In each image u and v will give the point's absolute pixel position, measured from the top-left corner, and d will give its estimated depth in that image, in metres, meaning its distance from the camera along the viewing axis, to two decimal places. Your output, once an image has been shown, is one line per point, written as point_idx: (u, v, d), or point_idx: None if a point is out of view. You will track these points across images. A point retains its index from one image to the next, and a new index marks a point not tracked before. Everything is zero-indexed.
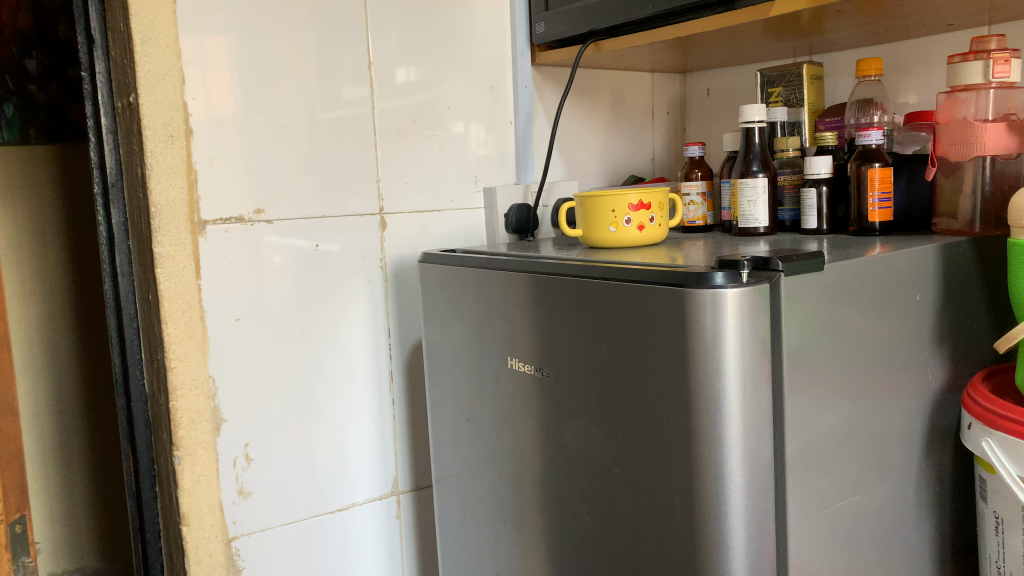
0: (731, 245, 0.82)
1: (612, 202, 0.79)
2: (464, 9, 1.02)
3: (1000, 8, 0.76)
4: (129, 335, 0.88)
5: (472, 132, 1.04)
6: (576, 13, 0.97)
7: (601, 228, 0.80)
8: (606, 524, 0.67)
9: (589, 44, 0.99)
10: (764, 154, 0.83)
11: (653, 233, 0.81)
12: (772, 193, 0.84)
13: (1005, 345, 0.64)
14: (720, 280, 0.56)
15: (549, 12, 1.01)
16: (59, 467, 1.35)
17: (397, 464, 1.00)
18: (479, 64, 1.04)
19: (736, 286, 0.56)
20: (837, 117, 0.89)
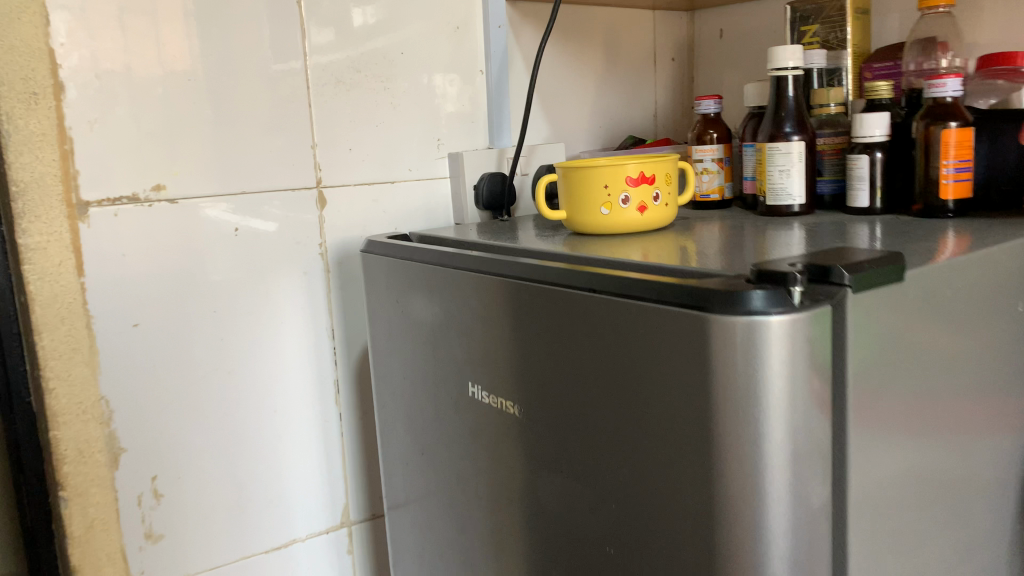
0: (758, 230, 0.65)
1: (603, 175, 0.61)
2: None
3: None
4: None
5: (434, 84, 0.84)
6: None
7: (589, 210, 0.62)
8: None
9: None
10: (800, 112, 0.65)
11: (657, 216, 0.62)
12: (810, 162, 0.65)
13: None
14: (759, 303, 0.38)
15: None
16: None
17: (347, 490, 0.84)
18: None
19: (783, 311, 0.38)
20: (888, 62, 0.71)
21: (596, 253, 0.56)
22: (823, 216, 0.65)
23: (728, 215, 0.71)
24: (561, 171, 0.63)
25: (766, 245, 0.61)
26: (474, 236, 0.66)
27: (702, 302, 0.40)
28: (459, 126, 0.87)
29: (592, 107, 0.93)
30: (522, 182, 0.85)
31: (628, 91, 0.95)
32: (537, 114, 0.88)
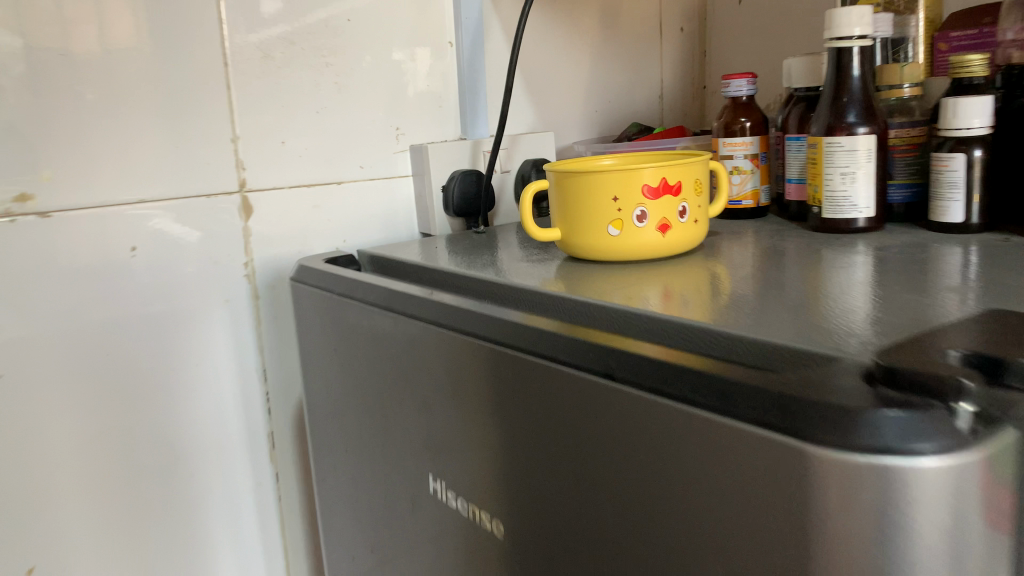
0: (809, 248, 0.49)
1: (612, 184, 0.45)
2: None
3: None
4: None
5: (390, 57, 0.67)
6: None
7: (592, 230, 0.46)
8: None
9: None
10: (869, 96, 0.49)
11: (684, 237, 0.46)
12: (882, 161, 0.50)
13: None
14: (891, 436, 0.23)
15: None
16: None
17: (287, 562, 0.69)
18: None
19: (936, 450, 0.22)
20: (971, 33, 0.55)
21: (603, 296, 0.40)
22: (895, 235, 0.49)
23: (764, 230, 0.55)
24: (553, 175, 0.47)
25: (824, 270, 0.46)
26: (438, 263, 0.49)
27: (798, 424, 0.24)
28: (422, 110, 0.70)
29: (587, 88, 0.76)
30: (502, 182, 0.69)
31: (628, 68, 0.79)
32: (520, 98, 0.72)
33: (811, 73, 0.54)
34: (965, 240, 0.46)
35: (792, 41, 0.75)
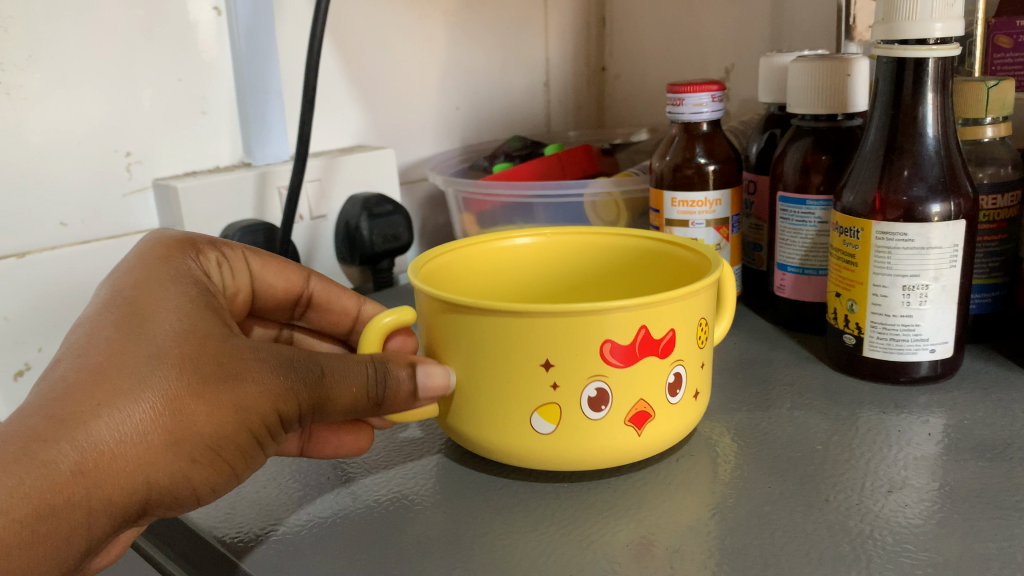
0: (836, 412, 0.28)
1: (538, 344, 0.22)
2: None
3: None
4: None
5: (113, 30, 0.38)
6: None
7: (501, 420, 0.24)
8: None
9: None
10: (950, 153, 0.28)
11: (674, 427, 0.24)
12: (971, 264, 0.29)
13: None
14: None
15: None
16: None
17: None
18: None
19: None
20: None
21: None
22: (975, 389, 0.29)
23: (741, 353, 0.34)
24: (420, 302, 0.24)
25: (849, 457, 0.25)
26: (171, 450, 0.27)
27: None
28: (171, 121, 0.41)
29: (438, 77, 0.51)
30: (316, 236, 0.44)
31: (497, 45, 0.54)
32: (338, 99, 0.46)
33: (823, 91, 0.32)
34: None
35: (724, 13, 0.52)
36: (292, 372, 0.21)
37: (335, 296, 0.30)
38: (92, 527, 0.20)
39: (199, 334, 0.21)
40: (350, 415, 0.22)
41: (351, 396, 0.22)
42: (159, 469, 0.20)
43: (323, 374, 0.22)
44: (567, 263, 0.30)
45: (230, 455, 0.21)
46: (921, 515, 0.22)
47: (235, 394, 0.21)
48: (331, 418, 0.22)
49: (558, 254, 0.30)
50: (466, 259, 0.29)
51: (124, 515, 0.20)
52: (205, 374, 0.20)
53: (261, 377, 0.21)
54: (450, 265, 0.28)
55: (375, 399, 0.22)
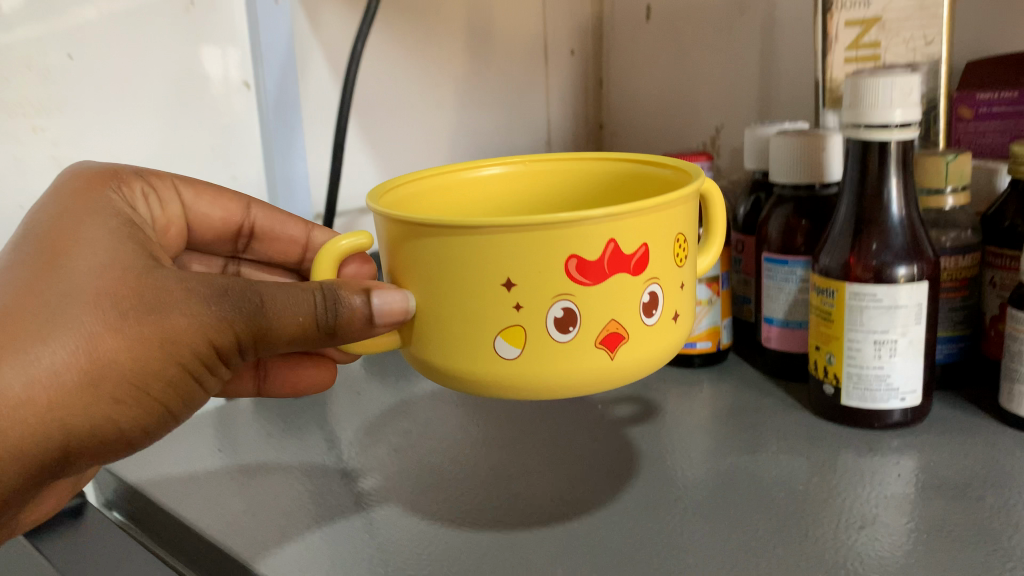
0: (817, 455, 0.31)
1: (499, 258, 0.21)
2: None
3: None
4: None
5: (151, 113, 0.39)
6: None
7: (462, 340, 0.22)
8: None
9: None
10: (912, 223, 0.31)
11: (650, 348, 0.23)
12: (936, 321, 0.32)
13: None
14: None
15: None
16: None
17: None
18: None
19: None
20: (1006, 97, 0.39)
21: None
22: (943, 432, 0.32)
23: (732, 400, 0.37)
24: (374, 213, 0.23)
25: (828, 497, 0.28)
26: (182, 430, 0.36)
27: None
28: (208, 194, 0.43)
29: (449, 137, 0.55)
30: None
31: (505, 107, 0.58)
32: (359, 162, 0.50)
33: (801, 164, 0.35)
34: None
35: (715, 74, 0.56)
36: (224, 303, 0.24)
37: (275, 227, 0.36)
38: (11, 467, 0.23)
39: (128, 276, 0.24)
40: (298, 337, 0.25)
41: (290, 321, 0.24)
42: (78, 407, 0.23)
43: (257, 302, 0.24)
44: (540, 192, 0.30)
45: (165, 378, 0.25)
46: (890, 549, 0.25)
47: (160, 327, 0.24)
48: (275, 341, 0.25)
49: (534, 185, 0.30)
50: (436, 191, 0.28)
51: (67, 437, 0.24)
52: (129, 312, 0.23)
53: (188, 312, 0.24)
54: (415, 197, 0.27)
55: (322, 325, 0.24)
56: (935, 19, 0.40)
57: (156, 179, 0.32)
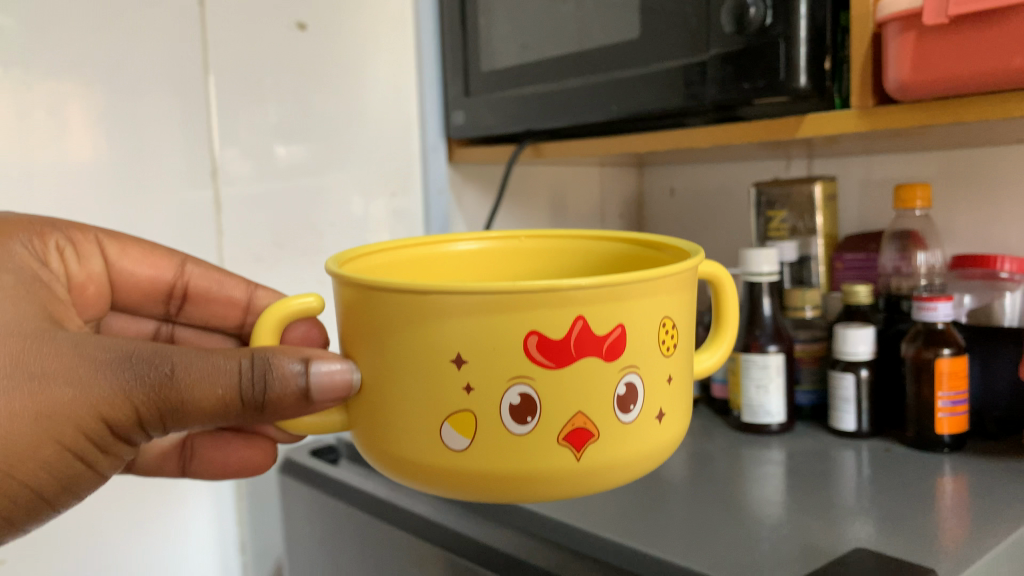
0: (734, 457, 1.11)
1: (467, 359, 0.47)
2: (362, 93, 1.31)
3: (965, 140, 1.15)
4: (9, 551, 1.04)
5: None
6: (520, 99, 1.21)
7: (444, 418, 0.49)
8: None
9: (527, 148, 1.28)
10: (772, 324, 1.20)
11: (614, 435, 0.50)
12: (786, 371, 1.19)
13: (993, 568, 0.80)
14: None
15: (468, 98, 1.32)
16: None
17: None
18: (383, 168, 1.35)
19: None
20: (853, 257, 1.35)
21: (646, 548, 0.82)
22: (755, 472, 1.04)
23: (688, 460, 1.10)
24: (340, 293, 0.53)
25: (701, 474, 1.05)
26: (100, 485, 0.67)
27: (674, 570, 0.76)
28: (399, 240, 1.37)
29: None
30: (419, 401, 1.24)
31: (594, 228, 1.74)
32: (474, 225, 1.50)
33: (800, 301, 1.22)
34: (859, 448, 1.11)
35: (727, 224, 1.62)
36: (139, 377, 0.57)
37: (205, 300, 0.87)
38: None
39: (16, 367, 0.56)
40: (209, 397, 0.57)
41: (206, 391, 0.57)
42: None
43: (173, 377, 0.57)
44: (508, 245, 0.69)
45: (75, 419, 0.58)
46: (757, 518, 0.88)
47: (55, 399, 0.57)
48: (192, 399, 0.57)
49: (489, 251, 0.68)
50: (430, 255, 0.66)
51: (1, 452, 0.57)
52: (22, 385, 0.56)
53: (79, 385, 0.57)
54: (388, 260, 0.62)
55: (252, 394, 0.56)
56: (816, 210, 1.33)
57: (82, 242, 0.78)
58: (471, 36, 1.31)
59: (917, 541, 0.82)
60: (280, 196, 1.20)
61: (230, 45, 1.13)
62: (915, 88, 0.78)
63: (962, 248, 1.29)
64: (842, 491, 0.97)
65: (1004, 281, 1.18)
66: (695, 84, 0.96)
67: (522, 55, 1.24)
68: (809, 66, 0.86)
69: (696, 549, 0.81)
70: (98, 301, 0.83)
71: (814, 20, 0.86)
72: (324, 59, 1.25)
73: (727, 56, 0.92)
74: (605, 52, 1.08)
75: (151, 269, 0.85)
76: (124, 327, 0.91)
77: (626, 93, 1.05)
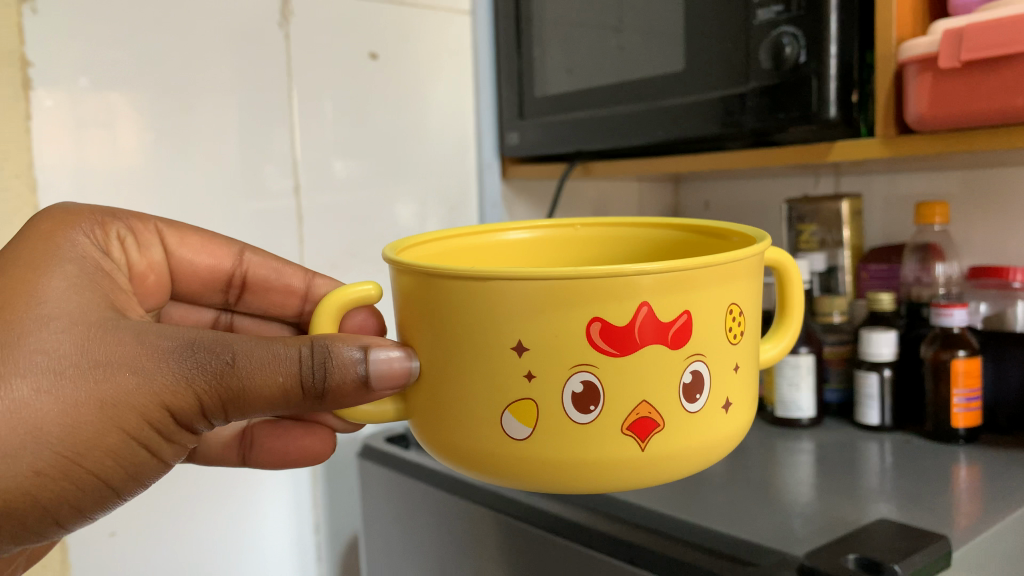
0: (769, 444, 1.17)
1: (528, 347, 0.48)
2: (426, 112, 1.49)
3: (992, 160, 1.24)
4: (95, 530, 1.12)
5: None
6: (575, 119, 1.36)
7: (505, 408, 0.50)
8: None
9: (579, 165, 1.45)
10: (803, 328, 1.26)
11: (678, 422, 0.50)
12: (815, 371, 1.25)
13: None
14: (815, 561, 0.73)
15: (521, 121, 1.49)
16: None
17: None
18: (444, 184, 1.53)
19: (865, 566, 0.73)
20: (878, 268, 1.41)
21: (688, 518, 0.87)
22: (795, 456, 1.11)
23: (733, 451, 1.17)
24: (394, 278, 0.54)
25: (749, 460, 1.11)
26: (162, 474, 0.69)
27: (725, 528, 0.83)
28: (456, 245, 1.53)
29: None
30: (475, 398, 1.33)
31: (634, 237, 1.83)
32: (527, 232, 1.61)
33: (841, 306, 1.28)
34: (882, 440, 1.16)
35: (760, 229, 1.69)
36: (203, 367, 0.59)
37: (263, 295, 0.88)
38: (46, 453, 0.59)
39: (84, 356, 0.59)
40: (271, 386, 0.59)
41: (268, 380, 0.59)
42: (56, 428, 0.58)
43: (236, 367, 0.59)
44: (557, 237, 0.69)
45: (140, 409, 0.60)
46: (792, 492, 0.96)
47: (120, 388, 0.59)
48: (254, 388, 0.59)
49: (538, 241, 0.69)
50: (481, 247, 0.66)
51: (67, 443, 0.59)
52: (91, 374, 0.58)
53: (144, 375, 0.59)
54: (440, 251, 0.62)
55: (314, 383, 0.58)
56: (841, 222, 1.42)
57: (146, 233, 0.79)
58: (526, 60, 1.47)
59: (931, 514, 0.88)
60: (355, 204, 1.39)
61: (311, 76, 1.32)
62: (931, 122, 0.92)
63: (976, 261, 1.36)
64: (864, 475, 1.02)
65: (1017, 291, 1.25)
66: (736, 113, 1.10)
67: (571, 77, 1.40)
68: (838, 99, 0.99)
69: (746, 521, 0.87)
70: (162, 294, 0.84)
71: (843, 59, 0.98)
72: (389, 80, 1.43)
73: (765, 88, 1.05)
74: (650, 81, 1.23)
75: (211, 261, 0.86)
76: (184, 316, 0.93)
77: (677, 119, 1.18)
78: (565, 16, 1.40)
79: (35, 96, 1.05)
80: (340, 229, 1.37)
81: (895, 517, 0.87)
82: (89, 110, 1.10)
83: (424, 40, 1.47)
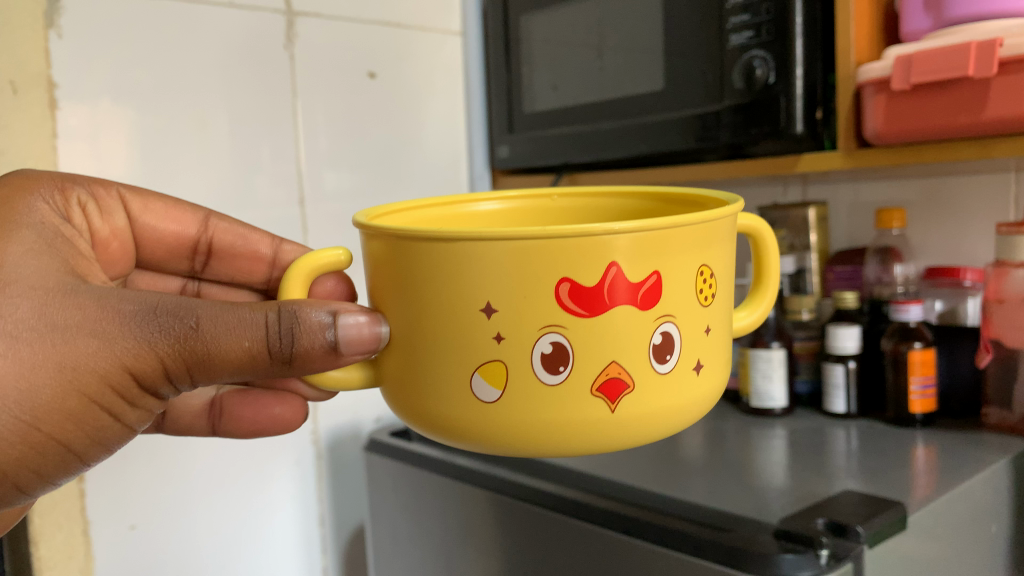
0: (744, 429, 1.41)
1: (500, 311, 0.58)
2: (420, 126, 1.73)
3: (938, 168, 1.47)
4: (128, 498, 1.33)
5: None
6: (554, 136, 1.61)
7: (481, 366, 0.60)
8: (560, 561, 1.10)
9: (564, 175, 1.68)
10: (776, 325, 1.50)
11: (647, 378, 0.60)
12: (786, 364, 1.48)
13: (960, 504, 1.08)
14: (794, 526, 0.94)
15: (510, 135, 1.73)
16: (109, 559, 1.31)
17: (326, 557, 1.64)
18: (437, 184, 1.78)
19: (831, 530, 0.94)
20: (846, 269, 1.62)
21: (670, 494, 1.10)
22: (761, 439, 1.35)
23: (706, 435, 1.39)
24: (372, 248, 0.64)
25: (724, 444, 1.33)
26: (126, 437, 0.77)
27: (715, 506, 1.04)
28: None
29: None
30: None
31: None
32: None
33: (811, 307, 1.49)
34: (848, 426, 1.40)
35: None
36: (166, 334, 0.67)
37: (233, 262, 0.99)
38: (7, 412, 0.66)
39: (42, 320, 0.66)
40: (239, 352, 0.67)
41: (233, 346, 0.67)
42: (17, 388, 0.65)
43: (198, 332, 0.67)
44: (533, 214, 0.83)
45: (99, 374, 0.68)
46: (776, 472, 1.18)
47: (82, 352, 0.66)
48: (219, 354, 0.67)
49: (513, 212, 0.82)
50: (457, 218, 0.80)
51: (30, 403, 0.66)
52: (51, 339, 0.66)
53: (106, 339, 0.67)
54: (421, 217, 0.76)
55: (281, 349, 0.66)
56: (810, 227, 1.63)
57: (104, 196, 0.89)
58: (515, 77, 1.70)
59: (895, 487, 1.09)
60: (349, 208, 1.60)
61: (322, 90, 1.55)
62: (886, 135, 1.13)
63: (929, 260, 1.59)
64: (835, 457, 1.24)
65: (966, 289, 1.50)
66: (711, 129, 1.32)
67: (553, 93, 1.61)
68: (803, 116, 1.21)
69: (722, 494, 1.10)
70: (118, 259, 0.95)
71: (807, 78, 1.20)
72: (389, 96, 1.66)
73: (738, 105, 1.27)
74: (635, 99, 1.44)
75: (177, 224, 0.97)
76: (151, 284, 1.04)
77: (656, 134, 1.41)
78: (551, 38, 1.60)
79: (60, 115, 1.22)
80: (343, 232, 1.59)
81: (860, 488, 1.09)
82: (78, 124, 1.24)
83: (413, 60, 1.71)
